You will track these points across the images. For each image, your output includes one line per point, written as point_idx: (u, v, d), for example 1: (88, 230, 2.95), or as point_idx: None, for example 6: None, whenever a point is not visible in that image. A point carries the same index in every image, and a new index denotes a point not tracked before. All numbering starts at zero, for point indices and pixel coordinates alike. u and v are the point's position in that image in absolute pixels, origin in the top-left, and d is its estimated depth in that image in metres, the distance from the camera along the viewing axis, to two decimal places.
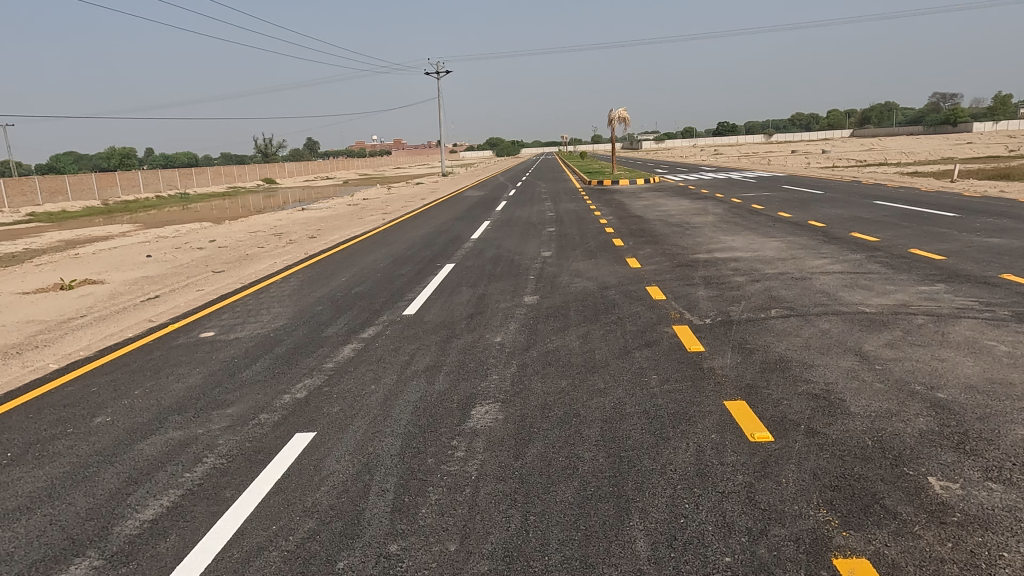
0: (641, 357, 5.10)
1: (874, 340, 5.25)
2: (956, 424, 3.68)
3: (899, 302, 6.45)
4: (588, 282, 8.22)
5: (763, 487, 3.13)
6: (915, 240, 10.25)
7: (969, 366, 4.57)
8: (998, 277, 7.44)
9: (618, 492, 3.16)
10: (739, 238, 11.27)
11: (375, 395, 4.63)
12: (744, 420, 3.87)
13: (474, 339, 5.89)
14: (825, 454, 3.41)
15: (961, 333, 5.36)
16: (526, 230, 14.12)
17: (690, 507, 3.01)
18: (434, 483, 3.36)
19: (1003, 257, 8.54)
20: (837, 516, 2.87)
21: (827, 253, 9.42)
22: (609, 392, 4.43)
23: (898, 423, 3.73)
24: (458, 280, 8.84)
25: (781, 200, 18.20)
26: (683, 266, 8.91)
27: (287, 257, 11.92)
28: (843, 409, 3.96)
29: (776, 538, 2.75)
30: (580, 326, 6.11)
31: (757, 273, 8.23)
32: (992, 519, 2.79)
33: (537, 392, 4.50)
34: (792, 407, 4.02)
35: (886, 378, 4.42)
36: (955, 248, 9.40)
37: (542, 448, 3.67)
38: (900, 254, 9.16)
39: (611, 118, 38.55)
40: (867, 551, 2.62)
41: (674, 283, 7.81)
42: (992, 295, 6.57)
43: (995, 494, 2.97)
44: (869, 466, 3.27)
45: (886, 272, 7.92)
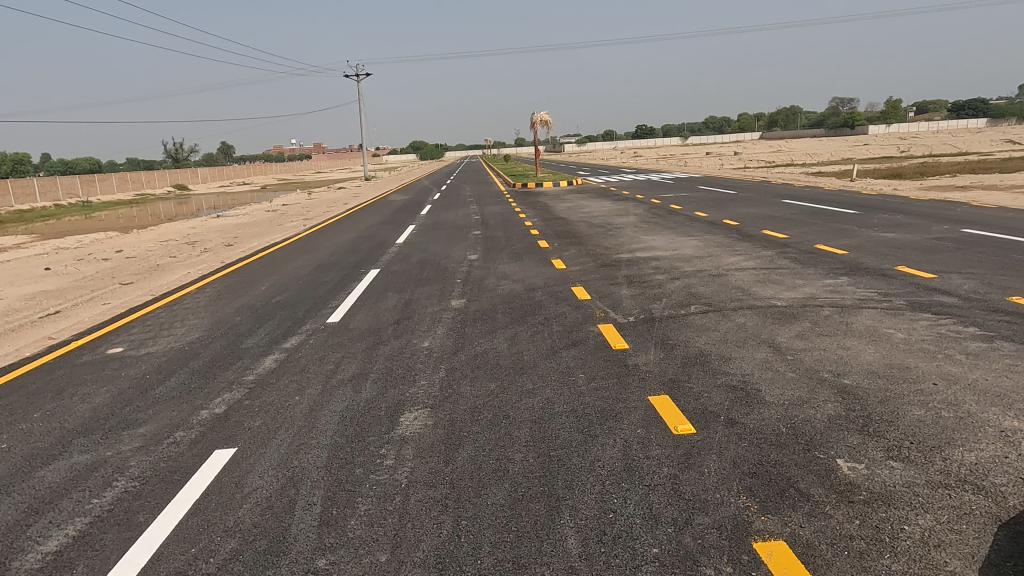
0: (569, 357, 5.17)
1: (786, 332, 5.52)
2: (861, 409, 3.91)
3: (808, 295, 6.80)
4: (515, 284, 8.26)
5: (687, 478, 3.23)
6: (821, 237, 10.85)
7: (871, 353, 4.88)
8: (895, 269, 7.96)
9: (549, 492, 3.19)
10: (659, 238, 11.60)
11: (300, 406, 4.50)
12: (668, 414, 3.98)
13: (401, 345, 5.82)
14: (744, 442, 3.56)
15: (863, 322, 5.72)
16: (452, 234, 14.03)
17: (619, 501, 3.07)
18: (363, 494, 3.29)
19: (897, 251, 9.16)
20: (756, 502, 3.00)
21: (740, 251, 9.84)
22: (538, 392, 4.47)
23: (810, 410, 3.94)
24: (384, 285, 8.72)
25: (697, 200, 18.86)
26: (606, 266, 9.10)
27: (200, 266, 11.42)
28: (759, 399, 4.15)
29: (700, 526, 2.84)
30: (508, 328, 6.14)
31: (677, 271, 8.51)
32: (895, 495, 2.99)
33: (465, 396, 4.49)
34: (712, 399, 4.17)
35: (798, 368, 4.66)
36: (855, 244, 9.99)
37: (472, 451, 3.66)
38: (806, 250, 9.67)
39: (534, 120, 38.91)
40: (784, 533, 2.75)
41: (598, 283, 7.97)
42: (890, 287, 7.03)
43: (896, 472, 3.18)
44: (783, 452, 3.43)
45: (795, 268, 8.34)
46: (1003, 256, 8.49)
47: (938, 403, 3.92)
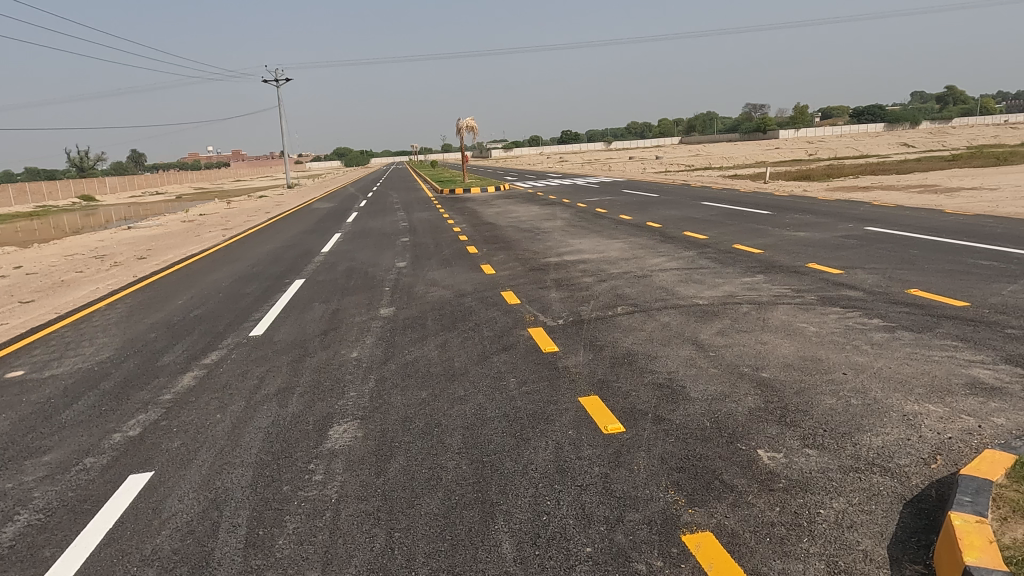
0: (500, 362, 5.19)
1: (708, 329, 5.72)
2: (778, 400, 4.10)
3: (727, 293, 7.08)
4: (444, 290, 8.21)
5: (618, 476, 3.30)
6: (738, 237, 11.32)
7: (787, 347, 5.12)
8: (806, 266, 8.39)
9: (483, 498, 3.18)
10: (585, 241, 11.82)
11: (222, 424, 4.31)
12: (598, 414, 4.05)
13: (328, 356, 5.68)
14: (671, 438, 3.67)
15: (779, 317, 6.00)
16: (379, 241, 13.82)
17: (552, 503, 3.10)
18: (291, 511, 3.19)
19: (808, 249, 9.66)
20: (683, 495, 3.09)
21: (663, 252, 10.13)
22: (469, 398, 4.46)
23: (731, 403, 4.10)
24: (310, 295, 8.49)
25: (621, 203, 19.30)
26: (535, 270, 9.19)
27: (110, 281, 10.79)
28: (684, 395, 4.28)
29: (631, 522, 2.90)
30: (438, 335, 6.09)
31: (603, 273, 8.69)
32: (810, 481, 3.14)
33: (396, 405, 4.42)
34: (639, 397, 4.28)
35: (719, 363, 4.84)
36: (769, 243, 10.47)
37: (404, 461, 3.61)
38: (725, 249, 10.06)
39: (460, 126, 38.87)
40: (710, 525, 2.85)
41: (527, 287, 8.03)
42: (801, 283, 7.40)
43: (812, 459, 3.35)
44: (708, 445, 3.55)
45: (715, 267, 8.66)
46: (901, 251, 9.09)
47: (848, 392, 4.15)
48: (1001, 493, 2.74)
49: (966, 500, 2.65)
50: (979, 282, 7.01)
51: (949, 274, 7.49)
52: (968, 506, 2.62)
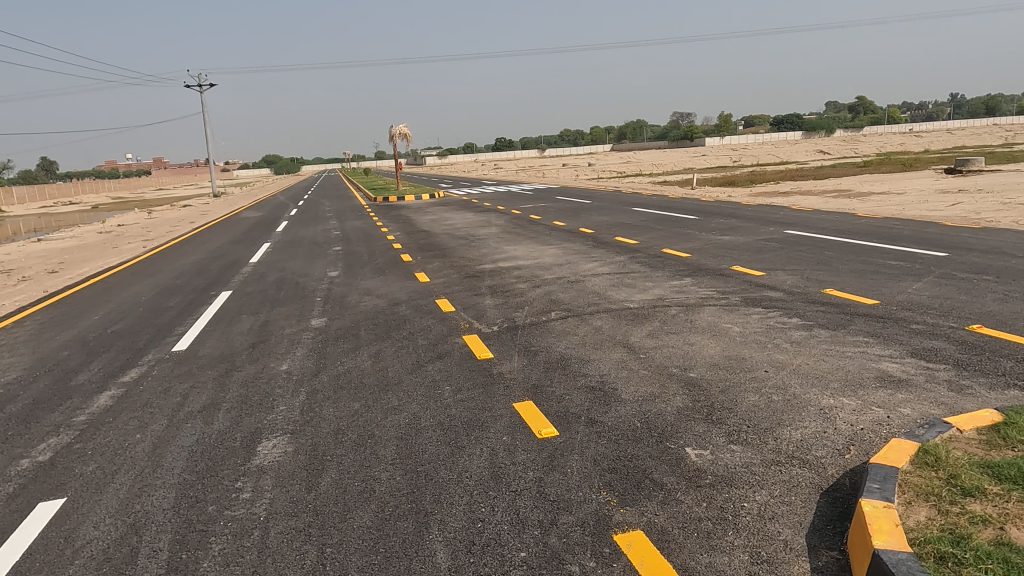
0: (434, 370, 5.15)
1: (639, 332, 5.86)
2: (705, 399, 4.23)
3: (657, 297, 7.27)
4: (378, 299, 8.11)
5: (552, 480, 3.33)
6: (667, 241, 11.65)
7: (713, 347, 5.31)
8: (731, 269, 8.71)
9: (417, 508, 3.15)
10: (520, 248, 11.91)
11: (142, 445, 4.11)
12: (532, 418, 4.09)
13: (257, 370, 5.51)
14: (603, 440, 3.73)
15: (705, 318, 6.21)
16: (310, 251, 13.50)
17: (487, 510, 3.10)
18: (216, 532, 3.07)
19: (733, 252, 10.03)
20: (615, 495, 3.15)
21: (596, 257, 10.32)
22: (404, 408, 4.41)
23: (661, 404, 4.20)
24: (237, 307, 8.22)
25: (554, 210, 19.55)
26: (470, 277, 9.19)
27: (17, 298, 10.12)
28: (616, 397, 4.37)
29: (565, 525, 2.93)
30: (372, 345, 6.01)
31: (537, 279, 8.77)
32: (736, 476, 3.26)
33: (328, 418, 4.33)
34: (573, 401, 4.34)
35: (649, 365, 4.96)
36: (696, 247, 10.82)
37: (336, 475, 3.54)
38: (655, 254, 10.34)
39: (392, 134, 38.53)
40: (641, 523, 2.91)
41: (462, 294, 8.02)
42: (727, 285, 7.68)
43: (736, 454, 3.47)
44: (639, 446, 3.63)
45: (645, 271, 8.88)
46: (817, 253, 9.57)
47: (769, 388, 4.34)
48: (907, 478, 2.92)
49: (875, 487, 2.81)
50: (887, 281, 7.45)
51: (860, 274, 7.94)
52: (877, 492, 2.78)
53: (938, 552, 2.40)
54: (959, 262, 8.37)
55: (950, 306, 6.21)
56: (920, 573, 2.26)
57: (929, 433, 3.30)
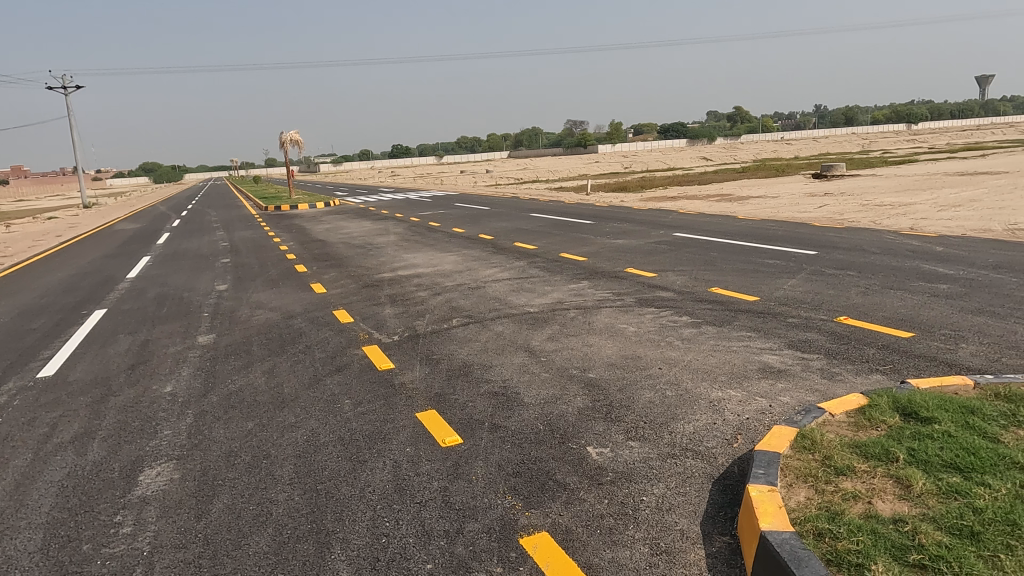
0: (333, 384, 5.00)
1: (539, 335, 5.96)
2: (604, 398, 4.36)
3: (556, 300, 7.42)
4: (271, 312, 7.77)
5: (456, 488, 3.31)
6: (564, 246, 11.92)
7: (610, 347, 5.48)
8: (625, 271, 9.02)
9: (318, 528, 3.04)
10: (419, 255, 11.80)
11: (3, 484, 3.71)
12: (435, 427, 4.05)
13: (137, 393, 5.12)
14: (507, 444, 3.76)
15: (602, 320, 6.40)
16: (195, 264, 12.74)
17: (391, 524, 3.04)
18: (93, 572, 2.82)
19: (626, 255, 10.41)
20: (520, 499, 3.17)
21: (496, 263, 10.39)
22: (301, 425, 4.25)
23: (562, 405, 4.29)
24: (113, 327, 7.62)
25: (453, 217, 19.54)
26: (368, 287, 9.00)
27: None
28: (519, 401, 4.41)
29: (471, 533, 2.92)
30: (265, 360, 5.75)
31: (438, 286, 8.72)
32: (635, 472, 3.37)
33: (219, 440, 4.09)
34: (476, 407, 4.34)
35: (550, 368, 5.05)
36: (592, 250, 11.13)
37: (229, 500, 3.35)
38: (553, 258, 10.54)
39: (283, 140, 37.11)
40: (546, 525, 2.94)
41: (360, 305, 7.84)
42: (621, 287, 7.96)
43: (635, 450, 3.60)
44: (542, 448, 3.68)
45: (544, 275, 9.05)
46: (703, 254, 10.11)
47: (663, 384, 4.53)
48: (787, 462, 3.13)
49: (760, 472, 3.00)
50: (766, 279, 7.98)
51: (742, 273, 8.46)
52: (762, 477, 2.96)
53: (816, 530, 2.59)
54: (827, 259, 9.11)
55: (820, 300, 6.74)
56: (801, 551, 2.43)
57: (805, 419, 3.56)
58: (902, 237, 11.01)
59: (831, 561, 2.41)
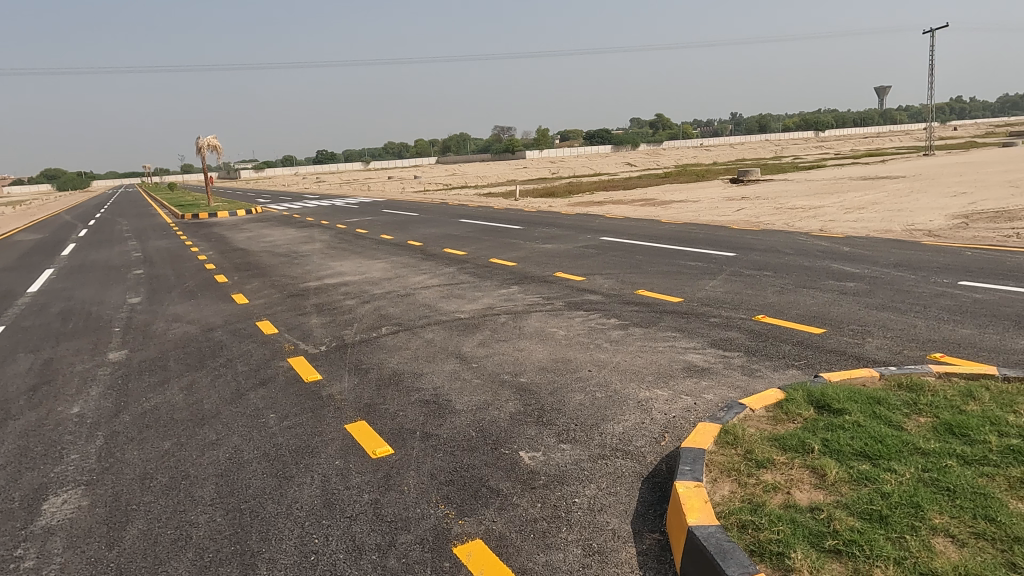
0: (257, 398, 4.82)
1: (470, 341, 5.94)
2: (535, 402, 4.38)
3: (486, 306, 7.42)
4: (189, 326, 7.42)
5: (388, 500, 3.25)
6: (493, 251, 11.95)
7: (541, 351, 5.52)
8: (555, 275, 9.13)
9: (242, 550, 2.92)
10: (346, 263, 11.55)
11: None
12: (366, 438, 3.97)
13: (40, 416, 4.77)
14: (439, 453, 3.72)
15: (533, 324, 6.45)
16: (104, 276, 12.02)
17: (320, 541, 2.95)
18: None
19: (555, 260, 10.54)
20: (453, 508, 3.14)
21: (425, 270, 10.30)
22: (223, 442, 4.07)
23: (494, 411, 4.29)
24: (12, 345, 7.08)
25: (381, 223, 19.25)
26: (293, 296, 8.74)
27: None
28: (450, 408, 4.38)
29: (403, 545, 2.88)
30: (183, 376, 5.48)
31: (366, 294, 8.56)
32: (567, 474, 3.40)
33: (132, 462, 3.87)
34: (407, 416, 4.28)
35: (481, 373, 5.04)
36: (521, 255, 11.21)
37: (144, 525, 3.17)
38: (482, 264, 10.55)
39: (200, 145, 35.58)
40: (480, 532, 2.93)
41: (285, 315, 7.60)
42: (551, 291, 8.04)
43: (566, 453, 3.63)
44: (475, 455, 3.67)
45: (474, 281, 9.04)
46: (629, 258, 10.35)
47: (593, 386, 4.60)
48: (712, 458, 3.24)
49: (687, 469, 3.08)
50: (689, 280, 8.25)
51: (666, 275, 8.71)
52: (688, 473, 3.05)
53: (739, 522, 2.68)
54: (745, 260, 9.51)
55: (740, 300, 7.02)
56: (726, 543, 2.51)
57: (728, 415, 3.69)
58: (813, 238, 11.62)
59: (755, 552, 2.50)
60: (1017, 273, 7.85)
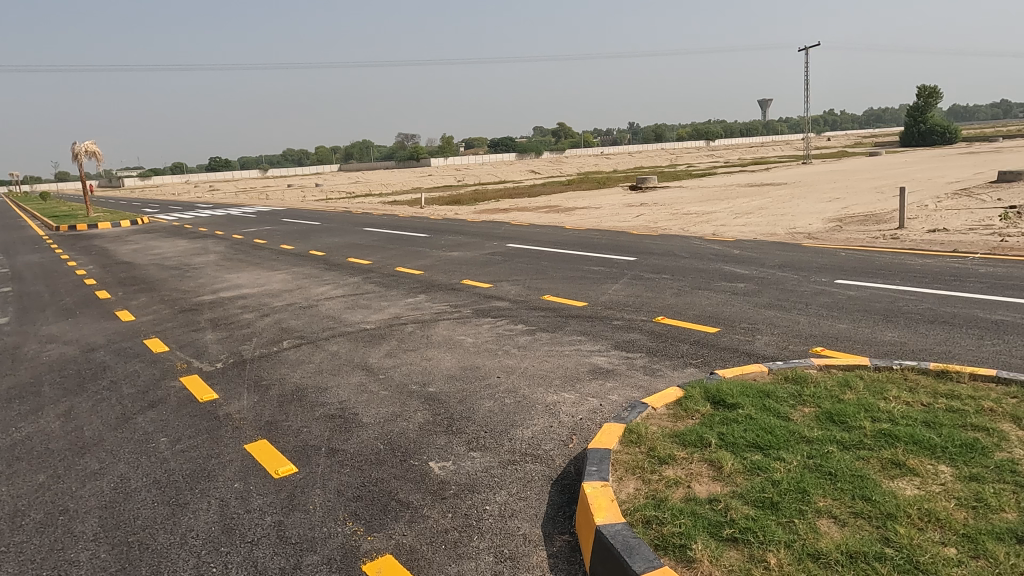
0: (146, 421, 4.51)
1: (376, 353, 5.83)
2: (444, 412, 4.35)
3: (392, 316, 7.31)
4: (66, 346, 6.83)
5: (292, 521, 3.12)
6: (399, 260, 11.81)
7: (449, 359, 5.50)
8: (462, 283, 9.12)
9: None
10: (243, 275, 11.05)
11: None
12: (267, 458, 3.80)
13: None
14: (345, 468, 3.62)
15: (441, 332, 6.41)
16: None
17: (219, 569, 2.79)
18: None
19: (462, 267, 10.55)
20: (361, 524, 3.06)
21: (328, 280, 10.02)
22: (107, 471, 3.78)
23: (402, 422, 4.22)
24: None
25: (280, 233, 18.57)
26: (185, 311, 8.25)
27: None
28: (357, 422, 4.27)
29: (310, 566, 2.77)
30: (60, 402, 5.04)
31: (266, 307, 8.22)
32: (478, 482, 3.40)
33: (1, 500, 3.51)
34: (311, 432, 4.13)
35: (389, 385, 4.95)
36: (427, 264, 11.13)
37: (16, 569, 2.88)
38: (388, 273, 10.39)
39: (76, 151, 32.97)
40: (390, 547, 2.87)
41: (177, 331, 7.16)
42: (458, 298, 8.03)
43: (477, 460, 3.63)
44: (383, 468, 3.59)
45: (380, 291, 8.88)
46: (535, 263, 10.52)
47: (502, 392, 4.63)
48: (617, 457, 3.33)
49: (594, 469, 3.15)
50: (592, 285, 8.47)
51: (570, 280, 8.91)
52: (595, 474, 3.12)
53: (644, 518, 2.77)
54: (644, 264, 9.89)
55: (640, 303, 7.28)
56: (632, 539, 2.59)
57: (632, 414, 3.80)
58: (706, 242, 12.25)
59: (659, 546, 2.59)
60: (883, 271, 8.61)
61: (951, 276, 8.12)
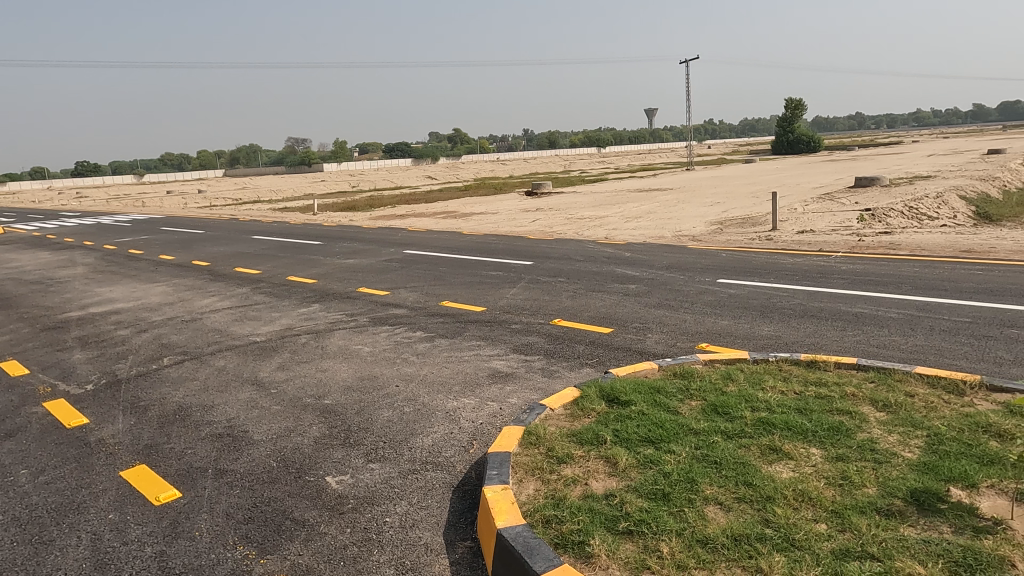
0: (2, 453, 4.06)
1: (267, 366, 5.57)
2: (341, 424, 4.22)
3: (284, 327, 7.02)
4: None
5: (176, 550, 2.92)
6: (290, 268, 11.38)
7: (346, 370, 5.35)
8: (358, 291, 8.92)
9: None
10: (117, 288, 10.25)
11: None
12: (146, 484, 3.54)
13: None
14: (235, 489, 3.43)
15: (336, 342, 6.23)
16: None
17: None
18: None
19: (357, 275, 10.31)
20: (253, 547, 2.91)
21: (213, 292, 9.48)
22: None
23: (296, 437, 4.05)
24: None
25: (158, 242, 17.40)
26: (48, 330, 7.53)
27: None
28: (247, 439, 4.06)
29: None
30: None
31: (143, 322, 7.66)
32: (377, 494, 3.32)
33: None
34: (196, 454, 3.89)
35: (281, 399, 4.74)
36: (321, 272, 10.79)
37: None
38: (279, 282, 9.99)
39: None
40: (284, 569, 2.75)
41: (38, 352, 6.52)
42: (354, 307, 7.84)
43: (375, 472, 3.55)
44: (276, 487, 3.44)
45: (270, 301, 8.51)
46: (432, 269, 10.45)
47: (400, 401, 4.55)
48: (517, 459, 3.36)
49: (494, 473, 3.16)
50: (490, 289, 8.53)
51: (468, 285, 8.93)
52: (495, 477, 3.13)
53: (544, 518, 2.81)
54: (541, 268, 10.08)
55: (537, 306, 7.41)
56: (533, 540, 2.62)
57: (531, 417, 3.85)
58: (600, 245, 12.66)
59: (559, 544, 2.64)
60: (759, 270, 9.24)
61: (818, 273, 8.84)
